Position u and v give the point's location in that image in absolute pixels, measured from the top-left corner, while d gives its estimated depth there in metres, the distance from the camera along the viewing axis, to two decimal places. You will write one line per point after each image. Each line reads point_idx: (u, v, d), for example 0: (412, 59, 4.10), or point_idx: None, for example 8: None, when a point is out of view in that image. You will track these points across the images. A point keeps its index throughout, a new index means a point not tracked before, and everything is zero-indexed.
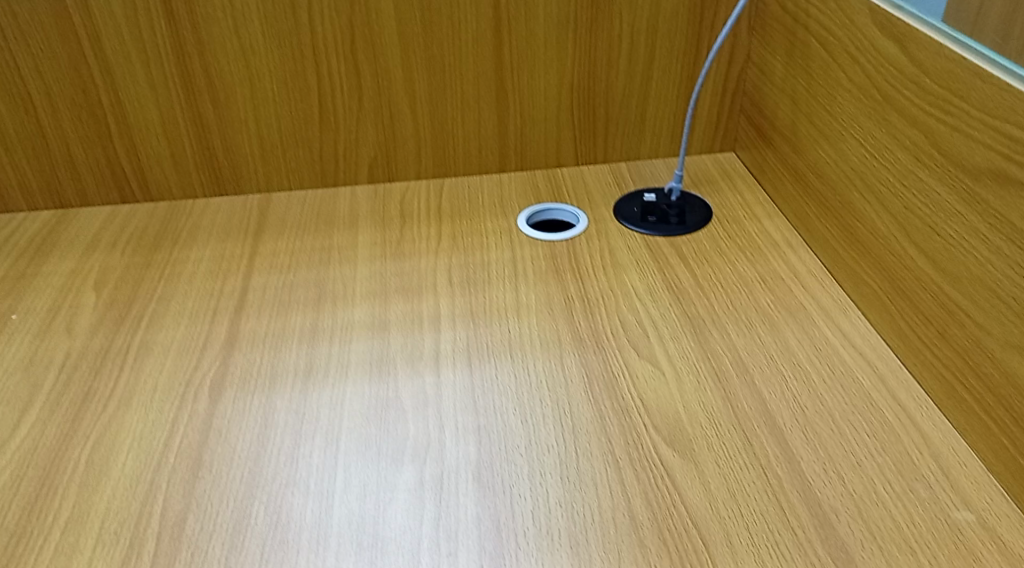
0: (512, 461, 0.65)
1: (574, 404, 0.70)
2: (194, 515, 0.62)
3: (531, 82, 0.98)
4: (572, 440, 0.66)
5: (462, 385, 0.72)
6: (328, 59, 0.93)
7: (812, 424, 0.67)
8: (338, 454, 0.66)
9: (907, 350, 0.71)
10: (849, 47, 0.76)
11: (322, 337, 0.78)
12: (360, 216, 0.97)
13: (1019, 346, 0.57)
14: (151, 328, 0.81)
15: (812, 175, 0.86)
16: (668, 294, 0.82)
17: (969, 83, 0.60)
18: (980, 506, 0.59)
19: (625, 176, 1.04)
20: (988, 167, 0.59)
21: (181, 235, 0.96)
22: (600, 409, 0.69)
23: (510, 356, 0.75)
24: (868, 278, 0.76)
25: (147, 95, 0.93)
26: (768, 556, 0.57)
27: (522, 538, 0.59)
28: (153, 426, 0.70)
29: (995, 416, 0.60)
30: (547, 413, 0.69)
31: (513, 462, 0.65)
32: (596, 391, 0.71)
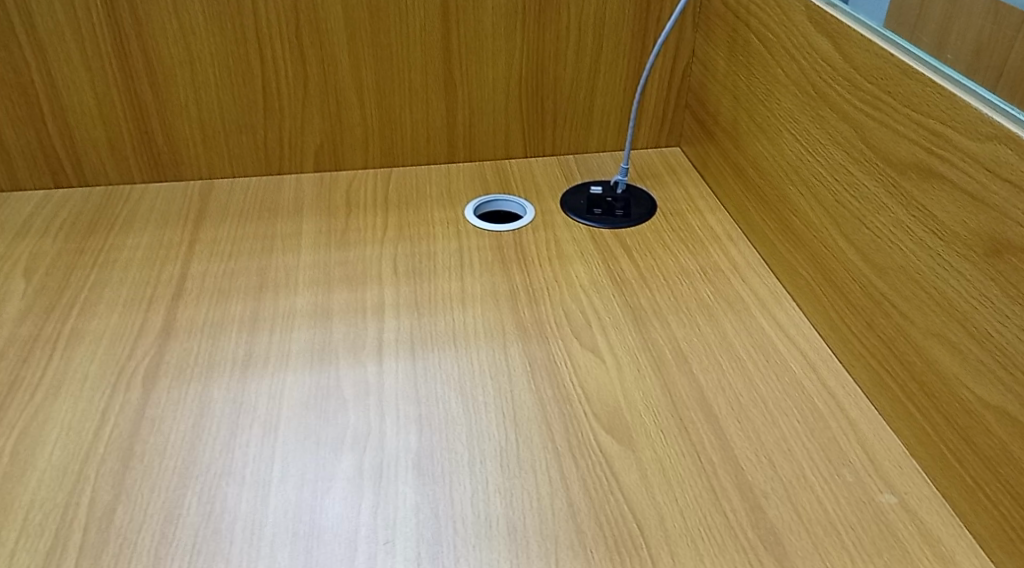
0: (451, 448, 0.65)
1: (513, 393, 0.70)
2: (124, 507, 0.60)
3: (479, 73, 0.98)
4: (513, 428, 0.67)
5: (405, 374, 0.72)
6: (272, 44, 0.91)
7: (747, 411, 0.68)
8: (276, 443, 0.65)
9: (838, 340, 0.73)
10: (786, 43, 0.78)
11: (263, 325, 0.77)
12: (305, 204, 0.96)
13: (939, 334, 0.59)
14: (83, 316, 0.78)
15: (752, 169, 0.88)
16: (612, 287, 0.82)
17: (896, 79, 0.62)
18: (903, 490, 0.62)
19: (572, 169, 1.05)
20: (912, 161, 0.61)
21: (117, 221, 0.93)
22: (539, 396, 0.70)
23: (454, 345, 0.75)
24: (802, 270, 0.79)
25: (82, 77, 0.90)
26: (700, 539, 0.58)
27: (459, 523, 0.59)
28: (83, 415, 0.68)
29: (918, 403, 0.63)
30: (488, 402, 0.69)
31: (453, 449, 0.65)
32: (537, 379, 0.72)
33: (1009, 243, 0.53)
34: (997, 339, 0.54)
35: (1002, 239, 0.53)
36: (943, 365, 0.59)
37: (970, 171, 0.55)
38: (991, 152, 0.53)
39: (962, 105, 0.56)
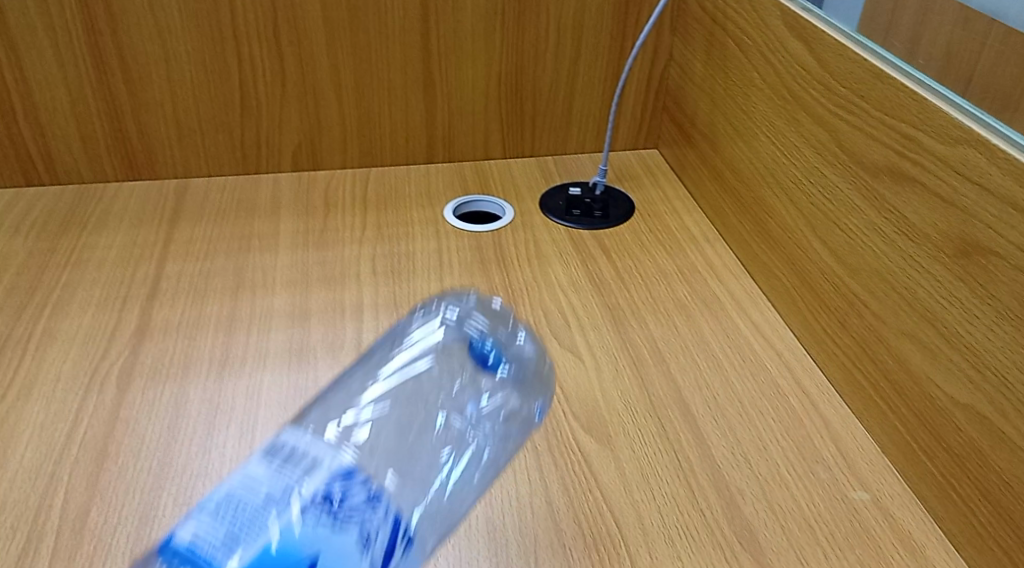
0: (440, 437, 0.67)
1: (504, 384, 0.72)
2: (98, 508, 0.60)
3: (458, 73, 0.98)
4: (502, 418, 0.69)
5: (387, 377, 0.72)
6: (249, 43, 0.91)
7: (723, 411, 0.69)
8: (254, 443, 0.65)
9: (812, 339, 0.74)
10: (762, 46, 0.80)
11: (240, 325, 0.76)
12: (282, 204, 0.96)
13: (910, 333, 0.60)
14: (56, 316, 0.77)
15: (728, 171, 0.89)
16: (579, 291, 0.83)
17: (868, 83, 0.64)
18: (875, 487, 0.63)
19: (551, 170, 1.05)
20: (885, 164, 0.62)
21: (91, 220, 0.92)
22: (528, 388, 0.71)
23: (437, 347, 0.76)
24: (778, 271, 0.80)
25: (55, 74, 0.89)
26: (677, 537, 0.59)
27: (441, 525, 0.59)
28: (56, 416, 0.67)
29: (890, 402, 0.64)
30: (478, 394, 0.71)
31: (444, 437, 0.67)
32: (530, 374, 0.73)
33: (978, 244, 0.54)
34: (966, 338, 0.55)
35: (971, 240, 0.54)
36: (914, 364, 0.60)
37: (941, 174, 0.57)
38: (961, 155, 0.55)
39: (933, 109, 0.57)
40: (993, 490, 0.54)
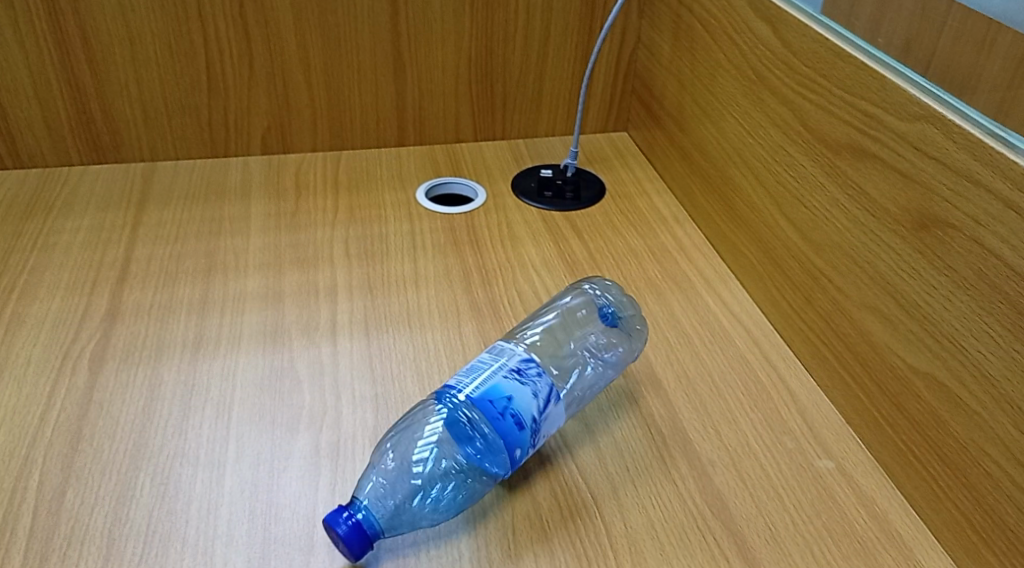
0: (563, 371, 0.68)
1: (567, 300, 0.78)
2: (74, 490, 0.59)
3: (428, 55, 0.98)
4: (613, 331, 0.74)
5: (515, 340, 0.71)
6: (216, 23, 0.89)
7: (694, 385, 0.71)
8: (230, 424, 0.65)
9: (779, 316, 0.76)
10: (727, 29, 0.81)
11: (213, 308, 0.76)
12: (253, 187, 0.95)
13: (872, 306, 0.63)
14: (23, 300, 0.76)
15: (697, 152, 0.91)
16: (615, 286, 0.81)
17: (831, 63, 0.65)
18: (839, 455, 0.65)
19: (523, 152, 1.06)
20: (847, 142, 0.64)
21: (56, 204, 0.90)
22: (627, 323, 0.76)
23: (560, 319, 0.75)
24: (745, 249, 0.82)
25: (16, 54, 0.87)
26: (650, 505, 0.61)
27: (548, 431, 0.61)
28: (27, 400, 0.66)
29: (853, 373, 0.66)
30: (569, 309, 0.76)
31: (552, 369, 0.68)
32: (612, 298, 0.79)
33: (936, 217, 0.56)
34: (925, 309, 0.58)
35: (929, 213, 0.57)
36: (875, 335, 0.63)
37: (900, 151, 0.59)
38: (919, 131, 0.57)
39: (893, 87, 0.59)
40: (949, 453, 0.57)
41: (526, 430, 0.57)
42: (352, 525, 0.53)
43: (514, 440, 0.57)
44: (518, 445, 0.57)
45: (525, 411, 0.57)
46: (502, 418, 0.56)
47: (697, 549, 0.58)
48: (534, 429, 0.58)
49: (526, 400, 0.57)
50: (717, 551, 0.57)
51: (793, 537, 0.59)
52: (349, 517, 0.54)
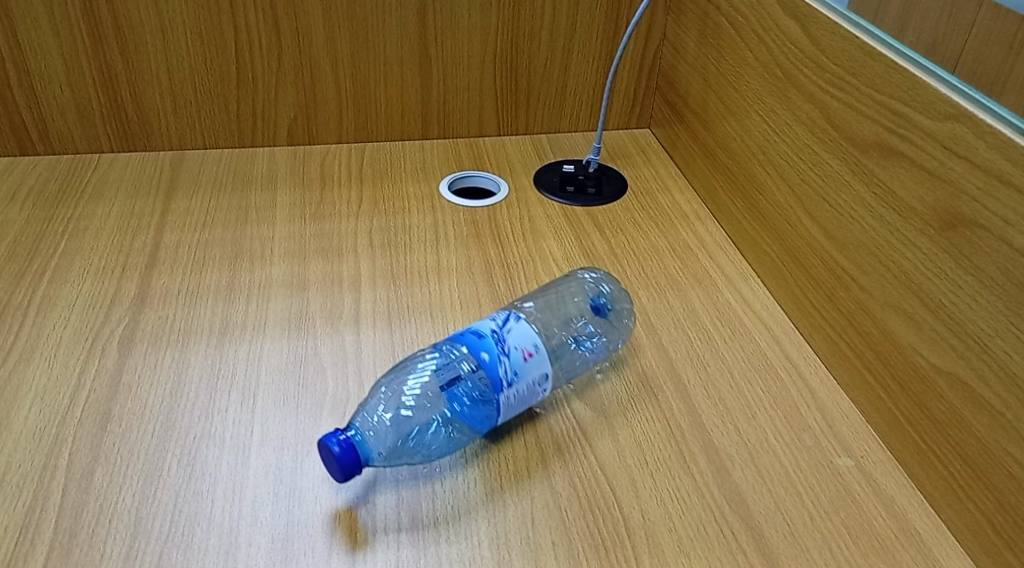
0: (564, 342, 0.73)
1: (557, 285, 0.80)
2: (103, 469, 0.61)
3: (454, 49, 0.99)
4: (600, 319, 0.76)
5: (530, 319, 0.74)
6: (246, 14, 0.91)
7: (713, 381, 0.71)
8: (255, 408, 0.66)
9: (800, 315, 0.76)
10: (755, 26, 0.81)
11: (239, 294, 0.77)
12: (279, 176, 0.96)
13: (896, 305, 0.63)
14: (55, 283, 0.78)
15: (720, 150, 0.91)
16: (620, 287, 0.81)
17: (860, 61, 0.65)
18: (859, 453, 0.65)
19: (545, 147, 1.06)
20: (874, 140, 0.64)
21: (86, 190, 0.92)
22: (615, 311, 0.78)
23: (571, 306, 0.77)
24: (767, 247, 0.82)
25: (50, 42, 0.89)
26: (669, 498, 0.61)
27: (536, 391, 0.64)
28: (58, 380, 0.67)
29: (875, 372, 0.66)
30: (562, 292, 0.79)
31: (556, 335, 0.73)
32: (606, 288, 0.81)
33: (963, 217, 0.56)
34: (950, 308, 0.57)
35: (957, 212, 0.56)
36: (898, 334, 0.63)
37: (929, 149, 0.59)
38: (949, 131, 0.57)
39: (923, 86, 0.59)
40: (971, 454, 0.56)
41: (486, 337, 0.63)
42: (345, 445, 0.56)
43: (477, 346, 0.63)
44: (484, 350, 0.62)
45: (484, 326, 0.64)
46: (464, 336, 0.64)
47: (715, 543, 0.58)
48: (496, 338, 0.63)
49: (485, 322, 0.65)
50: (735, 546, 0.58)
51: (811, 534, 0.59)
52: (342, 437, 0.57)
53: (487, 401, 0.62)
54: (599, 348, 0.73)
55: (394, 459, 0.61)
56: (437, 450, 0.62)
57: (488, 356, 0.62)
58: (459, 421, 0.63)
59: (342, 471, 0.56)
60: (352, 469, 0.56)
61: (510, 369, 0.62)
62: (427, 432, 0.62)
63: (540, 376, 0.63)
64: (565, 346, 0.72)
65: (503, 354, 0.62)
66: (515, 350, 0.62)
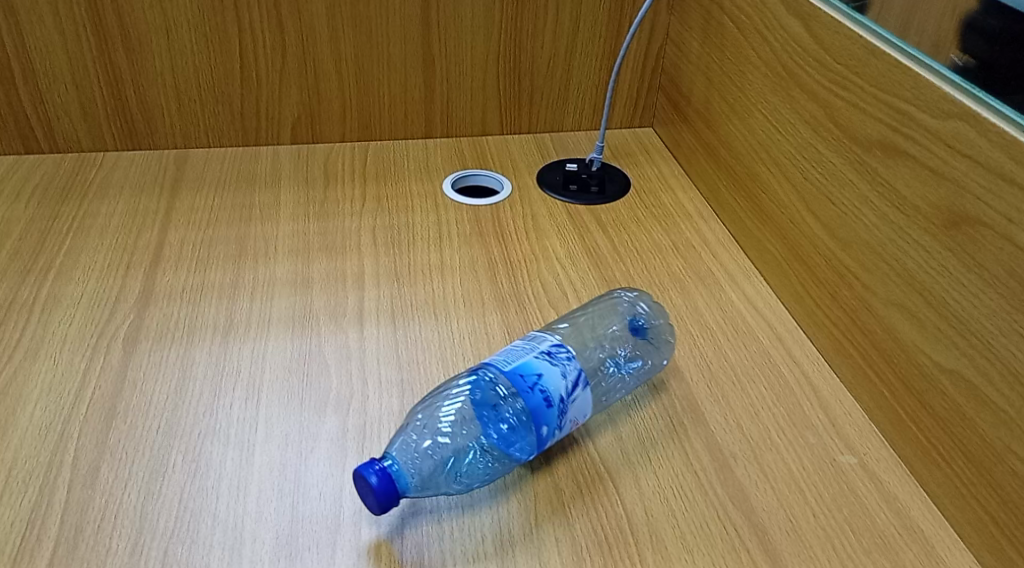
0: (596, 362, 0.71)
1: (594, 306, 0.78)
2: (108, 465, 0.61)
3: (458, 48, 0.99)
4: (639, 340, 0.74)
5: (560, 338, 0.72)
6: (250, 13, 0.91)
7: (716, 379, 0.71)
8: (259, 405, 0.66)
9: (804, 313, 0.76)
10: (759, 25, 0.81)
11: (243, 293, 0.77)
12: (282, 175, 0.96)
13: (899, 303, 0.63)
14: (60, 280, 0.78)
15: (724, 149, 0.91)
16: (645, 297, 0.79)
17: (864, 60, 0.66)
18: (862, 451, 0.65)
19: (548, 146, 1.06)
20: (878, 139, 0.64)
21: (91, 188, 0.92)
22: (654, 332, 0.75)
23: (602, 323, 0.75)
24: (771, 246, 0.82)
25: (56, 41, 0.89)
26: (672, 496, 0.61)
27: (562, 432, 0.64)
28: (63, 376, 0.68)
29: (878, 370, 0.66)
30: (597, 313, 0.77)
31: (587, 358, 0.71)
32: (645, 308, 0.78)
33: (966, 215, 0.56)
34: (952, 306, 0.58)
35: (960, 210, 0.57)
36: (901, 332, 0.63)
37: (932, 148, 0.59)
38: (952, 129, 0.57)
39: (926, 84, 0.59)
40: (975, 452, 0.56)
41: (553, 408, 0.59)
42: (382, 475, 0.55)
43: (541, 416, 0.59)
44: (545, 423, 0.59)
45: (555, 388, 0.59)
46: (532, 392, 0.59)
47: (719, 540, 0.58)
48: (561, 409, 0.60)
49: (555, 378, 0.60)
50: (738, 543, 0.58)
51: (814, 532, 0.59)
52: (379, 467, 0.55)
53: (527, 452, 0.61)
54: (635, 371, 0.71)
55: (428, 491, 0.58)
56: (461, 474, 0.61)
57: (547, 431, 0.59)
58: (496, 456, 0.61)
59: (379, 504, 0.54)
60: (389, 503, 0.55)
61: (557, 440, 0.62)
62: (461, 463, 0.60)
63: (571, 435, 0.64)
64: (598, 370, 0.70)
65: (558, 428, 0.60)
66: (569, 422, 0.61)
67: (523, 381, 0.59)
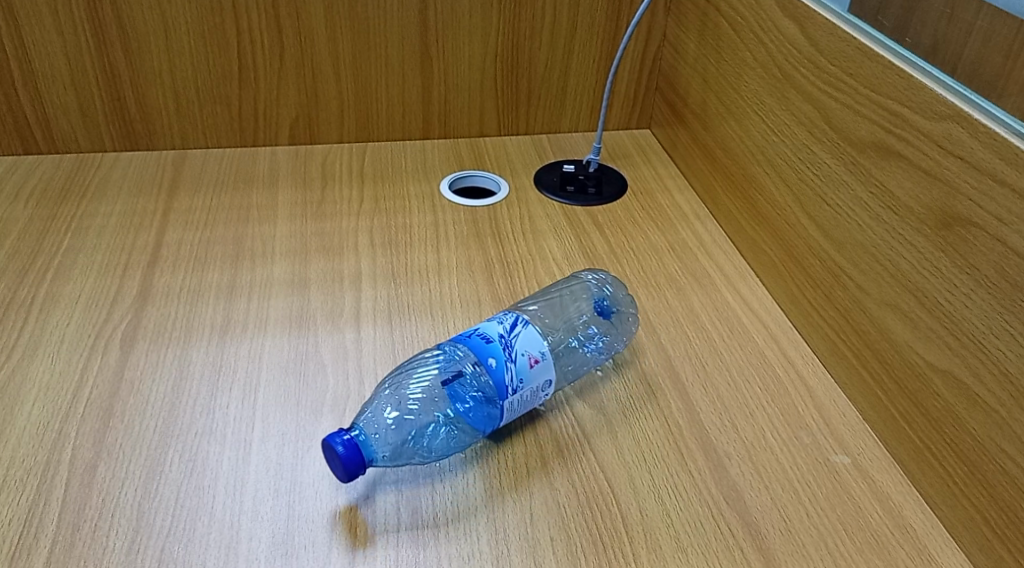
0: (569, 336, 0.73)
1: (562, 287, 0.80)
2: (105, 463, 0.61)
3: (455, 50, 0.99)
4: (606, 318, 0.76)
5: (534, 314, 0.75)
6: (248, 14, 0.91)
7: (711, 378, 0.71)
8: (256, 403, 0.66)
9: (798, 314, 0.77)
10: (755, 27, 0.82)
11: (240, 293, 0.78)
12: (280, 175, 0.97)
13: (892, 304, 0.63)
14: (58, 280, 0.78)
15: (719, 150, 0.91)
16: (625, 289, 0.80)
17: (858, 61, 0.66)
18: (855, 450, 0.65)
19: (546, 148, 1.07)
20: (872, 140, 0.65)
21: (89, 189, 0.92)
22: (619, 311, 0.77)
23: (570, 300, 0.78)
24: (766, 246, 0.82)
25: (55, 42, 0.90)
26: (666, 495, 0.61)
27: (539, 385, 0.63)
28: (61, 376, 0.68)
29: (870, 370, 0.67)
30: (567, 293, 0.79)
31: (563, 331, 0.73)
32: (611, 290, 0.80)
33: (959, 216, 0.56)
34: (946, 307, 0.58)
35: (953, 212, 0.57)
36: (894, 332, 0.63)
37: (925, 149, 0.59)
38: (946, 131, 0.57)
39: (919, 87, 0.59)
40: (967, 452, 0.57)
41: (493, 343, 0.62)
42: (348, 443, 0.56)
43: (482, 351, 0.62)
44: (490, 356, 0.61)
45: (491, 329, 0.63)
46: (469, 339, 0.63)
47: (712, 539, 0.58)
48: (503, 344, 0.62)
49: (491, 325, 0.63)
50: (732, 542, 0.58)
51: (807, 531, 0.59)
52: (346, 437, 0.57)
53: (492, 406, 0.62)
54: (603, 347, 0.73)
55: (399, 458, 0.61)
56: (441, 449, 0.62)
57: (495, 363, 0.61)
58: (464, 422, 0.62)
59: (346, 471, 0.56)
60: (356, 466, 0.56)
61: (523, 379, 0.62)
62: (428, 432, 0.62)
63: (545, 383, 0.63)
64: (567, 345, 0.72)
65: (510, 361, 0.61)
66: (522, 356, 0.62)
67: (463, 337, 0.64)
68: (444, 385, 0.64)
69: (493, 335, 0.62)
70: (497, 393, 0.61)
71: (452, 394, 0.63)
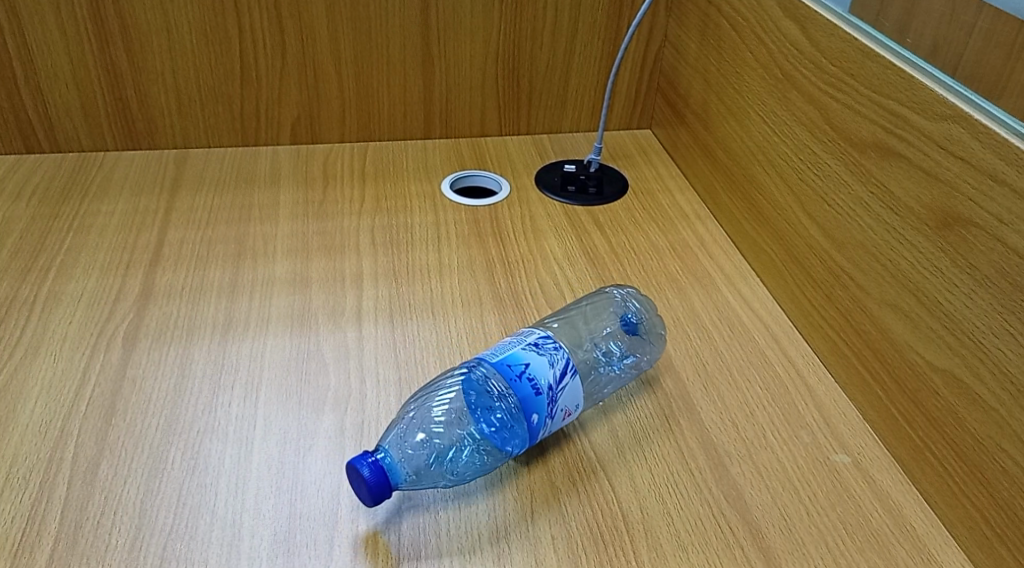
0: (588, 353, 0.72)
1: (585, 304, 0.78)
2: (108, 462, 0.61)
3: (457, 50, 1.00)
4: (630, 336, 0.75)
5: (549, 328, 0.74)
6: (250, 14, 0.91)
7: (712, 378, 0.72)
8: (258, 402, 0.67)
9: (799, 314, 0.77)
10: (756, 27, 0.82)
11: (242, 292, 0.78)
12: (282, 175, 0.97)
13: (893, 304, 0.63)
14: (60, 278, 0.79)
15: (720, 150, 0.91)
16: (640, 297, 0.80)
17: (859, 62, 0.66)
18: (855, 449, 0.66)
19: (546, 147, 1.07)
20: (873, 141, 0.65)
21: (91, 188, 0.92)
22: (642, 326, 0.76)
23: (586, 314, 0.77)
24: (766, 246, 0.82)
25: (57, 42, 0.90)
26: (667, 494, 0.61)
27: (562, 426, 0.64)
28: (63, 374, 0.68)
29: (871, 369, 0.67)
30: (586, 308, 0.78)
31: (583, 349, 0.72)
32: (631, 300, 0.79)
33: (960, 217, 0.57)
34: (947, 307, 0.58)
35: (953, 212, 0.57)
36: (894, 332, 0.63)
37: (926, 149, 0.59)
38: (946, 131, 0.57)
39: (920, 87, 0.60)
40: (967, 451, 0.57)
41: (542, 395, 0.60)
42: (375, 469, 0.56)
43: (530, 404, 0.60)
44: (535, 411, 0.60)
45: (542, 375, 0.61)
46: (519, 380, 0.60)
47: (713, 538, 0.58)
48: (551, 398, 0.61)
49: (543, 367, 0.61)
50: (732, 540, 0.58)
51: (807, 529, 0.59)
52: (373, 461, 0.56)
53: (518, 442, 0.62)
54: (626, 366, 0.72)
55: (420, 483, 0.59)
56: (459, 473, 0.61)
57: (538, 419, 0.60)
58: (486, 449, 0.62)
59: (373, 498, 0.56)
60: (382, 494, 0.56)
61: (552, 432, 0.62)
62: (454, 456, 0.61)
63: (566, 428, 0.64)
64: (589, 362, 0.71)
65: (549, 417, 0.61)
66: (560, 412, 0.62)
67: (511, 370, 0.60)
68: (473, 406, 0.62)
69: (541, 383, 0.60)
70: (528, 438, 0.61)
71: (479, 418, 0.62)
